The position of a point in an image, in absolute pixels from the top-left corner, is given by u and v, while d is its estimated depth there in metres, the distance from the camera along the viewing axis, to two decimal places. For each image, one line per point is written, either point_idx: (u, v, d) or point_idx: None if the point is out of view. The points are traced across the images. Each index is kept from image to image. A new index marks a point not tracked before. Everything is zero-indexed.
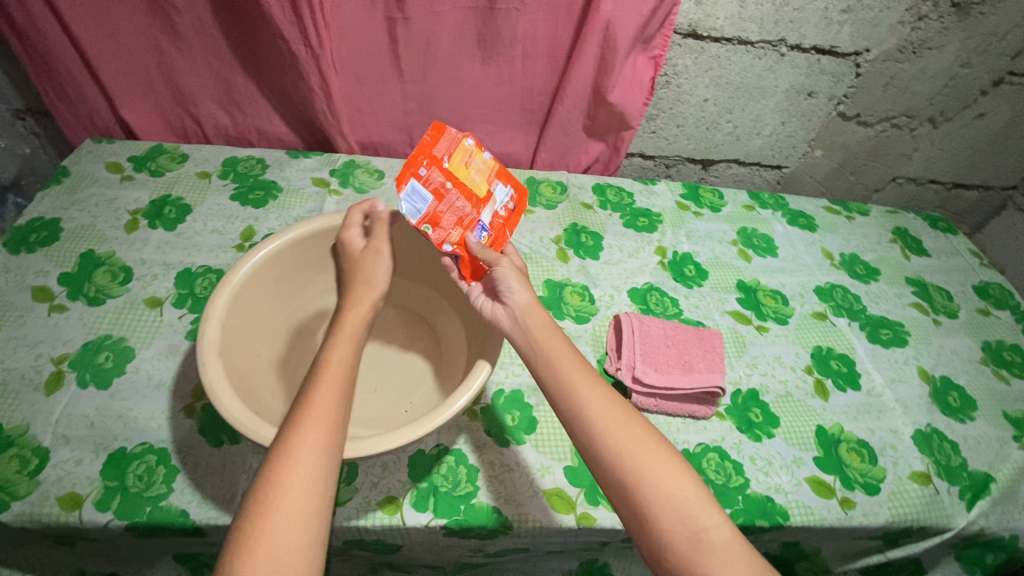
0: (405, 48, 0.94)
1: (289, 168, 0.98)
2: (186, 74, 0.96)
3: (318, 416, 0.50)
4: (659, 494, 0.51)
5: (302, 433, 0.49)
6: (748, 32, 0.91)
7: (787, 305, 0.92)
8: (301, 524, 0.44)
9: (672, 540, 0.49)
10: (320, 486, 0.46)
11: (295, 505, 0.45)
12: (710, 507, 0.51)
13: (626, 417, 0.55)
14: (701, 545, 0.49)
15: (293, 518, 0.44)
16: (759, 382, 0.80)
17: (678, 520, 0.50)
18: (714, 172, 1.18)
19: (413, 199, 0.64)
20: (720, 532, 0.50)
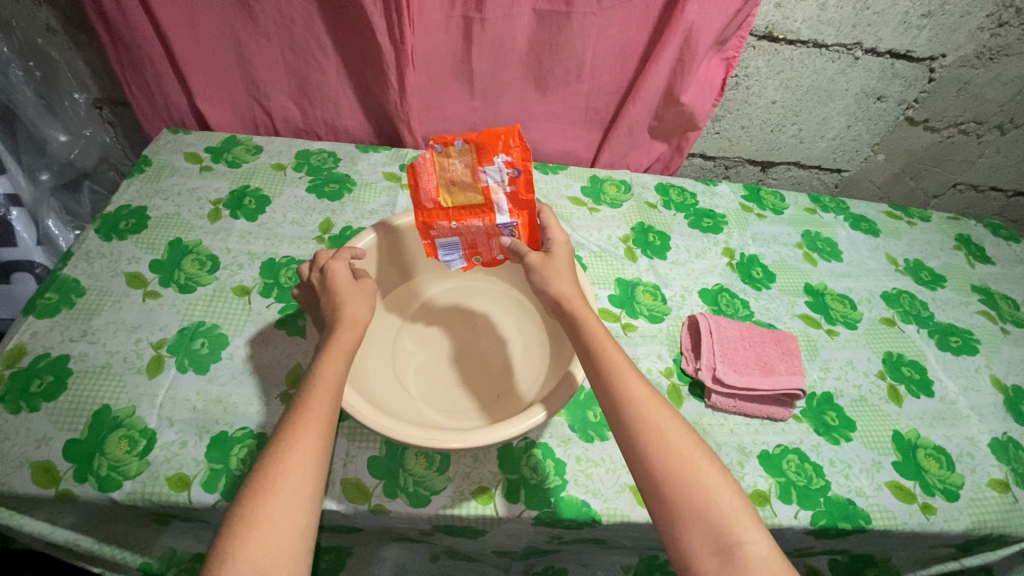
0: (478, 46, 0.95)
1: (361, 162, 0.99)
2: (261, 66, 0.97)
3: (302, 441, 0.50)
4: (693, 504, 0.51)
5: (287, 455, 0.49)
6: (824, 35, 0.91)
7: (855, 310, 0.92)
8: (274, 550, 0.45)
9: (698, 551, 0.50)
10: (297, 514, 0.47)
11: (270, 531, 0.45)
12: (745, 521, 0.50)
13: (661, 422, 0.55)
14: (732, 560, 0.49)
15: (266, 545, 0.45)
16: (833, 385, 0.81)
17: (705, 531, 0.50)
18: (773, 175, 1.18)
19: (447, 254, 0.71)
20: (757, 549, 0.49)
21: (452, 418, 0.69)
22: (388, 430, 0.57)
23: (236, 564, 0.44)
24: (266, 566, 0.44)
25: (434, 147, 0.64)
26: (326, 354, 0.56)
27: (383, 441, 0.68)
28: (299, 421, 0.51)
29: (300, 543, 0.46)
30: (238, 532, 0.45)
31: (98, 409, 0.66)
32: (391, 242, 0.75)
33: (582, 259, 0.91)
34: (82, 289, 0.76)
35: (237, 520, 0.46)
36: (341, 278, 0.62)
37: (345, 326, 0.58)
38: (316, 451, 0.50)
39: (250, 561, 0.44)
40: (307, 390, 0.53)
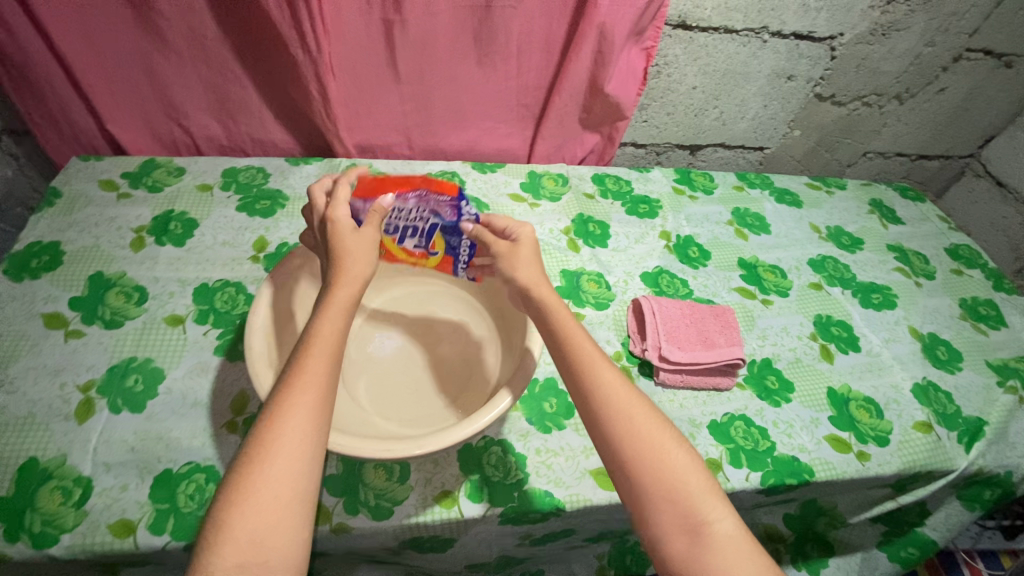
0: (401, 49, 0.95)
1: (292, 175, 0.96)
2: (175, 83, 0.93)
3: (296, 406, 0.49)
4: (662, 486, 0.53)
5: (283, 421, 0.48)
6: (733, 21, 0.95)
7: (785, 279, 0.97)
8: (271, 521, 0.45)
9: (667, 534, 0.52)
10: (295, 486, 0.46)
11: (265, 500, 0.45)
12: (714, 502, 0.52)
13: (633, 407, 0.56)
14: (700, 540, 0.51)
15: (263, 518, 0.45)
16: (771, 352, 0.85)
17: (676, 515, 0.52)
18: (701, 157, 1.22)
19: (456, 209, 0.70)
20: (723, 527, 0.51)
21: (414, 427, 0.68)
22: (341, 447, 0.55)
23: (233, 535, 0.44)
24: (261, 536, 0.44)
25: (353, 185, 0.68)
26: (318, 316, 0.55)
27: (340, 458, 0.67)
28: (292, 387, 0.50)
29: (296, 515, 0.46)
30: (233, 502, 0.45)
31: (24, 461, 0.61)
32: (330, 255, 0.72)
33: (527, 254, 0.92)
34: None
35: (230, 488, 0.46)
36: (343, 230, 0.61)
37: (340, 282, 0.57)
38: (309, 412, 0.49)
39: (246, 530, 0.44)
40: (302, 348, 0.52)
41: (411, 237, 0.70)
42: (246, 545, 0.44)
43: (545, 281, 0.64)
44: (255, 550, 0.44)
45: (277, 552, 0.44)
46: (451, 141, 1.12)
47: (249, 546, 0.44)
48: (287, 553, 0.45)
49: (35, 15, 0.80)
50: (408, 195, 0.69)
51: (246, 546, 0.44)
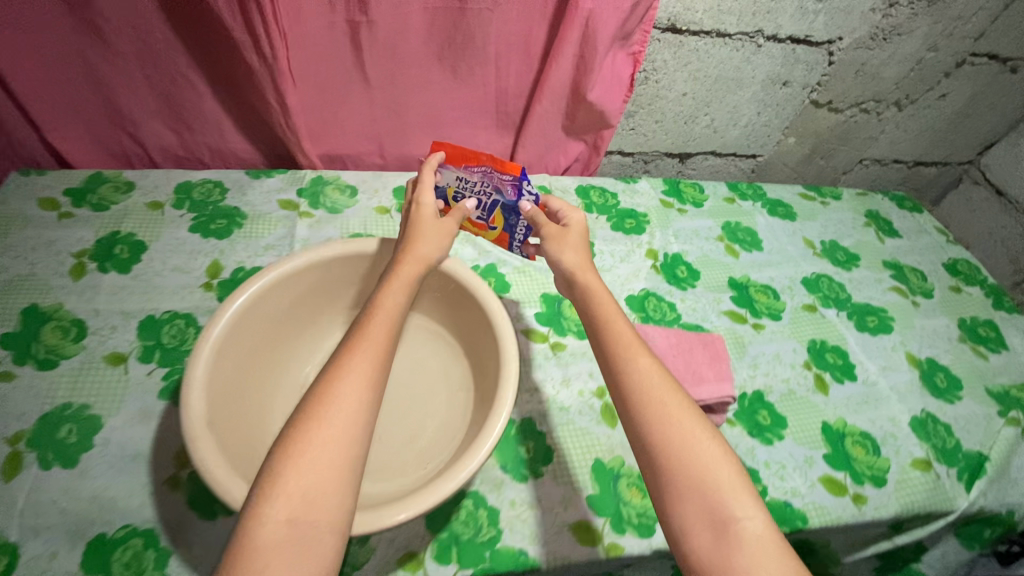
0: (369, 53, 0.87)
1: (252, 190, 0.89)
2: (122, 90, 0.85)
3: (351, 370, 0.49)
4: (689, 477, 0.49)
5: (341, 382, 0.49)
6: (726, 24, 0.89)
7: (778, 300, 0.92)
8: (320, 480, 0.44)
9: (690, 524, 0.48)
10: (342, 451, 0.46)
11: (319, 457, 0.45)
12: (744, 497, 0.49)
13: (668, 394, 0.54)
14: (725, 535, 0.47)
15: (318, 475, 0.44)
16: (763, 383, 0.80)
17: (701, 505, 0.48)
18: (691, 165, 1.15)
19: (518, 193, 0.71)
20: (753, 527, 0.47)
21: (379, 483, 0.61)
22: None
23: (286, 489, 0.43)
24: (316, 494, 0.43)
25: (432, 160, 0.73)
26: (387, 288, 0.58)
27: None
28: (355, 350, 0.51)
29: (347, 480, 0.45)
30: (287, 456, 0.44)
31: None
32: (280, 293, 0.65)
33: (505, 277, 0.86)
34: None
35: (286, 443, 0.45)
36: (426, 215, 0.66)
37: (409, 258, 0.62)
38: (368, 380, 0.50)
39: (299, 486, 0.43)
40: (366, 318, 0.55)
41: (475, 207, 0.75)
42: (297, 501, 0.43)
43: (591, 266, 0.66)
44: (302, 511, 0.43)
45: (327, 514, 0.43)
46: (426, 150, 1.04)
47: (299, 503, 0.43)
48: (337, 516, 0.44)
49: None
50: (477, 169, 0.71)
51: (294, 502, 0.43)
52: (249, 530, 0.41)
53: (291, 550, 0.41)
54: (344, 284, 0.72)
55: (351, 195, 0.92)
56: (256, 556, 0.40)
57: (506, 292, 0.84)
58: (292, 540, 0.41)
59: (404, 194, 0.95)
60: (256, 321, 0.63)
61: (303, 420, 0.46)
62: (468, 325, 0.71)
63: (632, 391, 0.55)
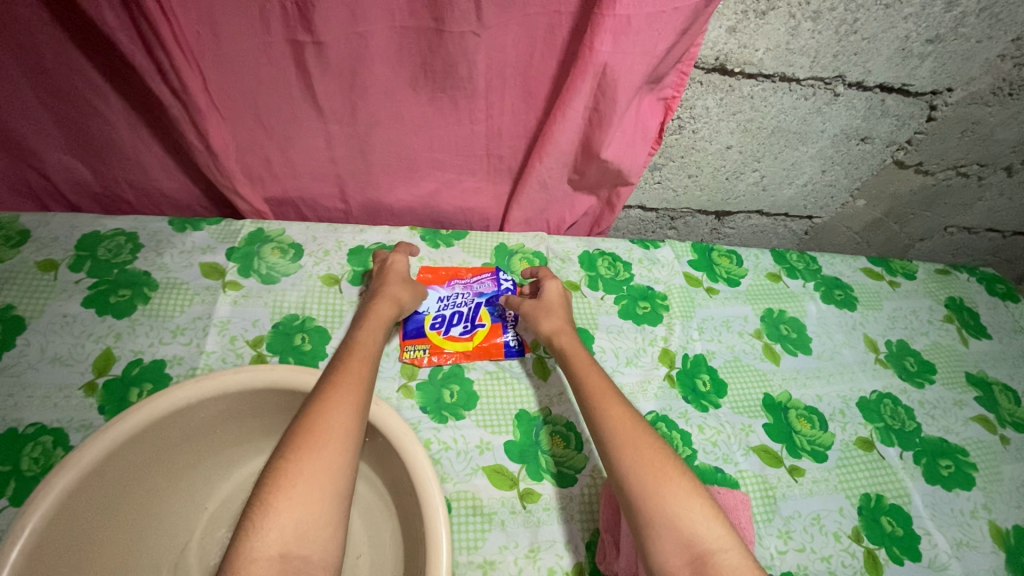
0: (320, 84, 0.68)
1: (171, 250, 0.72)
2: (12, 115, 0.68)
3: (341, 398, 0.51)
4: (661, 509, 0.50)
5: (333, 410, 0.50)
6: (795, 67, 0.66)
7: (825, 430, 0.72)
8: (314, 511, 0.44)
9: (670, 565, 0.48)
10: (337, 480, 0.46)
11: (309, 489, 0.44)
12: (716, 528, 0.49)
13: (639, 437, 0.55)
14: (704, 569, 0.47)
15: (310, 507, 0.44)
16: (796, 562, 0.61)
17: (677, 542, 0.49)
18: (729, 224, 0.93)
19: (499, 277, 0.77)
20: (729, 557, 0.48)
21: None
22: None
23: (279, 521, 0.42)
24: (308, 527, 0.43)
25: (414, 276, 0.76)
26: (366, 326, 0.62)
27: None
28: (340, 377, 0.54)
29: (336, 516, 0.45)
30: (278, 488, 0.44)
31: None
32: (169, 426, 0.55)
33: (473, 385, 0.68)
34: None
35: (277, 473, 0.45)
36: (397, 270, 0.71)
37: (383, 301, 0.66)
38: (354, 411, 0.51)
39: (295, 517, 0.43)
40: (346, 354, 0.58)
41: (459, 323, 0.72)
42: (291, 535, 0.42)
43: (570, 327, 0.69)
44: (300, 540, 0.43)
45: (320, 551, 0.43)
46: (399, 196, 0.85)
47: (294, 537, 0.42)
48: (328, 551, 0.43)
49: None
50: (459, 276, 0.77)
51: (291, 529, 0.42)
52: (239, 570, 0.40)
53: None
54: (239, 419, 0.60)
55: (295, 258, 0.75)
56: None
57: (469, 411, 0.66)
58: None
59: (362, 260, 0.76)
60: (139, 453, 0.53)
61: (294, 450, 0.46)
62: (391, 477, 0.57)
63: (608, 433, 0.57)
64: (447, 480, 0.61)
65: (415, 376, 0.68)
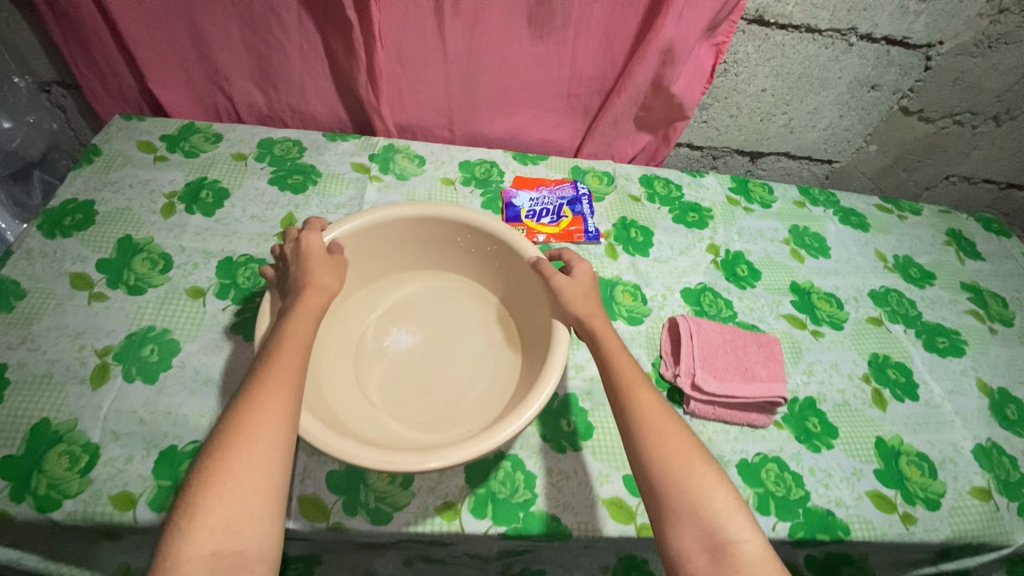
0: (451, 27, 0.90)
1: (328, 152, 0.94)
2: (220, 47, 0.90)
3: (267, 396, 0.50)
4: (688, 500, 0.52)
5: (259, 409, 0.49)
6: (818, 19, 0.86)
7: (842, 309, 0.89)
8: (244, 509, 0.45)
9: (688, 548, 0.51)
10: (266, 478, 0.47)
11: (238, 489, 0.46)
12: (738, 520, 0.51)
13: (671, 432, 0.56)
14: (722, 557, 0.50)
15: (239, 506, 0.45)
16: (816, 390, 0.78)
17: (698, 529, 0.51)
18: (761, 165, 1.13)
19: (576, 186, 0.96)
20: (749, 548, 0.50)
21: (424, 431, 0.65)
22: (342, 454, 0.52)
23: (206, 523, 0.44)
24: (239, 524, 0.45)
25: (511, 185, 0.96)
26: (297, 314, 0.58)
27: None
28: (265, 372, 0.52)
29: (270, 512, 0.47)
30: (207, 489, 0.45)
31: (37, 422, 0.62)
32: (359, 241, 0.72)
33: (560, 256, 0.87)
34: (22, 291, 0.71)
35: (205, 477, 0.46)
36: (317, 252, 0.65)
37: (312, 291, 0.61)
38: (286, 410, 0.51)
39: (224, 517, 0.45)
40: (276, 344, 0.55)
41: (547, 215, 0.91)
42: (222, 534, 0.44)
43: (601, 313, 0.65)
44: (230, 536, 0.45)
45: (253, 546, 0.45)
46: (494, 127, 1.06)
47: (222, 537, 0.44)
48: (263, 544, 0.46)
49: None
50: (545, 186, 0.96)
51: (221, 533, 0.44)
52: (170, 567, 0.43)
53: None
54: (405, 244, 0.77)
55: (420, 165, 0.96)
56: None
57: None
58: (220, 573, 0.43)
59: (469, 169, 0.97)
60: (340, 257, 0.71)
61: (222, 450, 0.47)
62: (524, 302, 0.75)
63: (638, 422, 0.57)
64: None
65: None
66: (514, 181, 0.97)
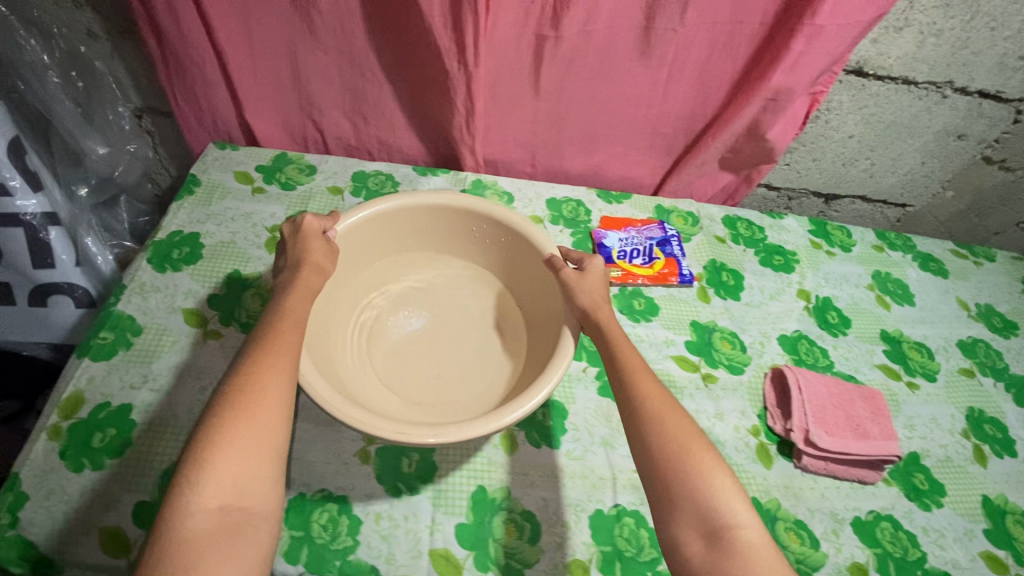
0: (546, 66, 0.89)
1: (421, 186, 0.95)
2: (317, 80, 0.90)
3: (269, 365, 0.52)
4: (685, 487, 0.51)
5: (262, 376, 0.51)
6: (917, 72, 0.87)
7: (933, 360, 0.89)
8: (251, 468, 0.46)
9: (685, 535, 0.50)
10: (271, 441, 0.48)
11: (249, 448, 0.47)
12: (738, 503, 0.51)
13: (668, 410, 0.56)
14: (719, 543, 0.48)
15: (246, 464, 0.46)
16: (919, 445, 0.78)
17: (697, 514, 0.50)
18: (835, 207, 1.13)
19: (663, 227, 0.95)
20: (746, 533, 0.49)
21: (433, 413, 0.67)
22: (354, 423, 0.55)
23: (216, 480, 0.45)
24: (246, 482, 0.46)
25: (598, 225, 0.96)
26: (292, 294, 0.60)
27: (469, 506, 0.64)
28: (266, 345, 0.54)
29: (274, 471, 0.48)
30: (211, 448, 0.46)
31: (168, 467, 0.62)
32: (376, 226, 0.75)
33: (655, 299, 0.87)
34: (138, 327, 0.71)
35: (209, 436, 0.46)
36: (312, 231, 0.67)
37: (307, 270, 0.63)
38: (285, 378, 0.52)
39: (233, 474, 0.45)
40: (275, 322, 0.56)
41: (639, 256, 0.90)
42: (230, 490, 0.45)
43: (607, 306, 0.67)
44: (238, 493, 0.45)
45: (258, 504, 0.46)
46: (577, 163, 1.06)
47: (230, 492, 0.45)
48: (267, 503, 0.47)
49: (205, 14, 0.79)
50: (633, 225, 0.96)
51: (228, 489, 0.45)
52: (179, 522, 0.43)
53: (228, 541, 0.43)
54: (420, 232, 0.80)
55: (509, 202, 0.97)
56: (181, 546, 0.42)
57: (655, 316, 0.85)
58: (228, 529, 0.44)
59: (557, 207, 0.98)
60: (358, 240, 0.74)
61: (228, 412, 0.48)
62: (534, 293, 0.77)
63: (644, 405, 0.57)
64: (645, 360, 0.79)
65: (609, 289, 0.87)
66: (601, 220, 0.96)
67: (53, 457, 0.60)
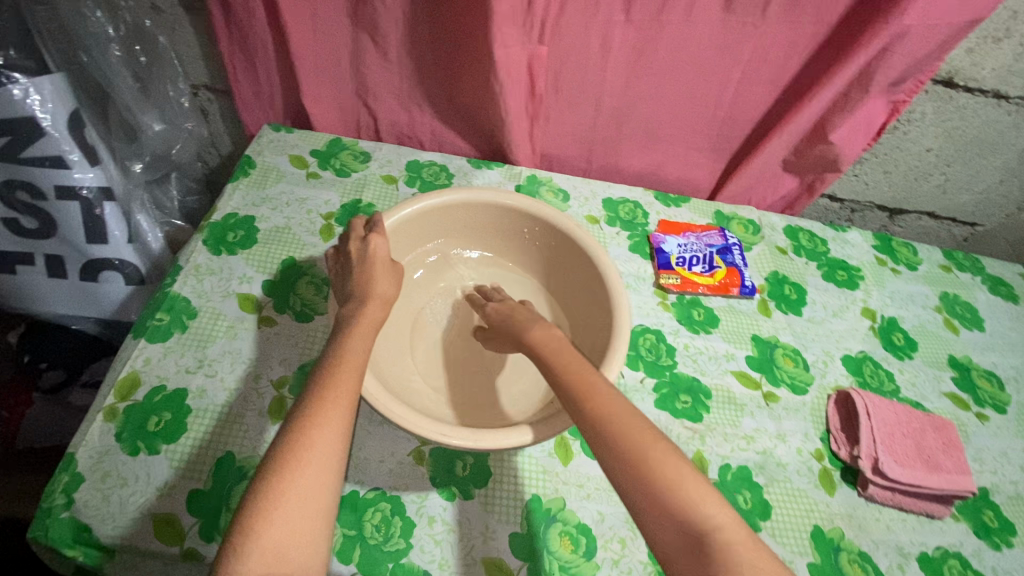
0: (614, 60, 0.85)
1: (476, 179, 0.93)
2: (377, 65, 0.88)
3: (325, 415, 0.45)
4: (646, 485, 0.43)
5: (315, 427, 0.44)
6: (1010, 86, 0.82)
7: (1003, 391, 0.85)
8: (298, 535, 0.40)
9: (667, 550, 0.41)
10: (321, 502, 0.42)
11: (296, 511, 0.41)
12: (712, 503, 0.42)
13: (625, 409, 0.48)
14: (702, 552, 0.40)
15: (293, 528, 0.40)
16: (989, 480, 0.75)
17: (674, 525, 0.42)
18: (900, 223, 1.08)
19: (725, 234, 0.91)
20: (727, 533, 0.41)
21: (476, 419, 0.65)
22: (403, 421, 0.53)
23: (261, 545, 0.39)
24: (291, 550, 0.39)
25: (657, 229, 0.92)
26: (357, 331, 0.54)
27: (523, 515, 0.62)
28: (323, 388, 0.47)
29: (320, 536, 0.41)
30: (257, 511, 0.40)
31: (222, 455, 0.60)
32: (424, 220, 0.72)
33: (714, 310, 0.84)
34: (193, 310, 0.70)
35: (257, 496, 0.41)
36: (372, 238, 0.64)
37: (374, 304, 0.58)
38: (341, 429, 0.45)
39: (277, 540, 0.39)
40: (332, 358, 0.51)
41: (699, 263, 0.87)
42: (272, 558, 0.39)
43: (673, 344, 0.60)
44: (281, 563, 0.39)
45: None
46: (634, 162, 1.03)
47: (272, 561, 0.39)
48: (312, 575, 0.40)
49: None
50: (693, 231, 0.92)
51: (272, 559, 0.39)
52: None
53: None
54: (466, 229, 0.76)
55: (564, 200, 0.94)
56: None
57: (715, 328, 0.82)
58: None
59: (613, 207, 0.95)
60: (406, 233, 0.71)
61: (276, 465, 0.42)
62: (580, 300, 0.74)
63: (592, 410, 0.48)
64: (705, 374, 0.76)
65: (667, 296, 0.84)
66: (661, 225, 0.92)
67: (110, 438, 0.59)
